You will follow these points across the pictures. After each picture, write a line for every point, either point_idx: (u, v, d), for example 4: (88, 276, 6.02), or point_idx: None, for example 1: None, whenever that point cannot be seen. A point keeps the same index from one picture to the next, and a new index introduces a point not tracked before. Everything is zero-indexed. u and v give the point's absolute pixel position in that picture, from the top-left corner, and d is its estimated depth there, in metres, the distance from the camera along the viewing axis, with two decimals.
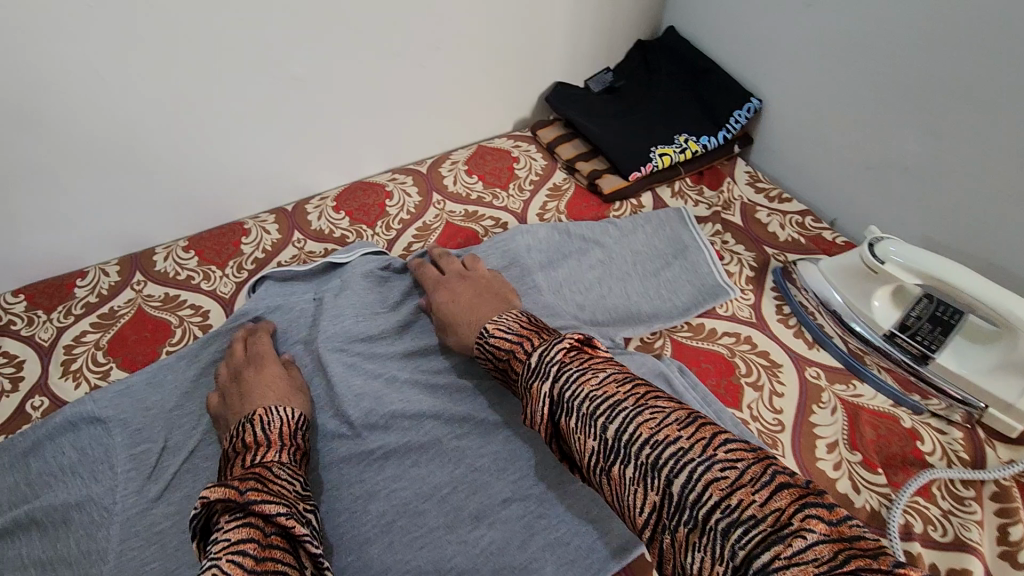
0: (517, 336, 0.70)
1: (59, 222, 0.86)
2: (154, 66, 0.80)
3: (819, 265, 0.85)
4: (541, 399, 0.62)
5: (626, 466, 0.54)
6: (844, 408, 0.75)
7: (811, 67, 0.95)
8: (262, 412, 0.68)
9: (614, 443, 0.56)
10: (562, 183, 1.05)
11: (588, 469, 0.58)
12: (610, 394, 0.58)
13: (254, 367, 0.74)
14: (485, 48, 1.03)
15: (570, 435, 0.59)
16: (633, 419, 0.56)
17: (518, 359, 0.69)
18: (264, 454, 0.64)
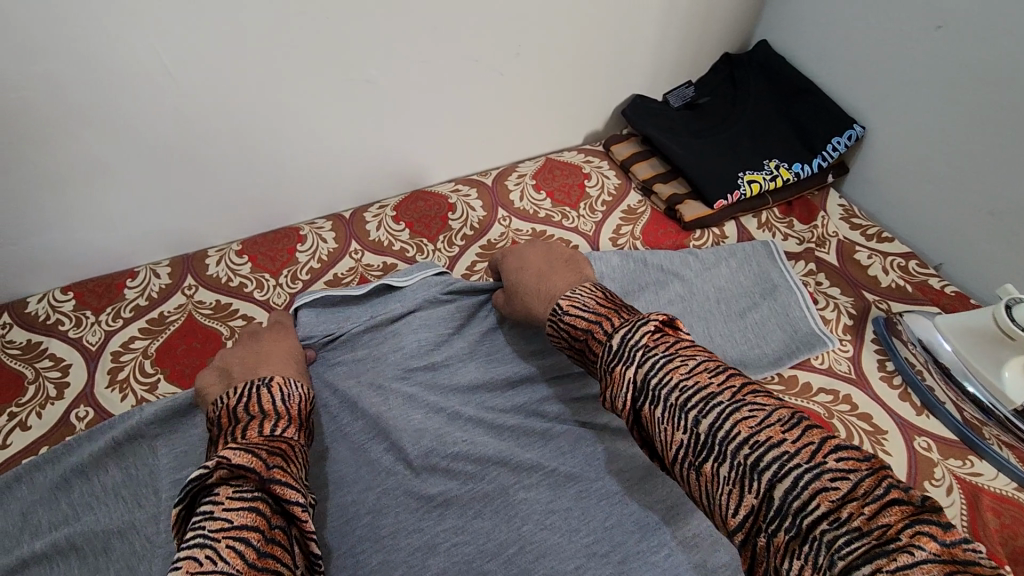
0: (594, 317, 0.65)
1: (116, 220, 0.83)
2: (226, 63, 0.75)
3: (936, 320, 0.77)
4: (622, 383, 0.56)
5: (719, 463, 0.49)
6: (961, 488, 0.66)
7: (928, 96, 0.86)
8: (280, 382, 0.66)
9: (706, 437, 0.50)
10: (637, 205, 0.98)
11: (672, 462, 0.53)
12: (705, 386, 0.53)
13: (273, 335, 0.75)
14: (565, 56, 0.96)
15: (654, 425, 0.54)
16: (729, 414, 0.50)
17: (596, 340, 0.63)
18: (283, 427, 0.61)
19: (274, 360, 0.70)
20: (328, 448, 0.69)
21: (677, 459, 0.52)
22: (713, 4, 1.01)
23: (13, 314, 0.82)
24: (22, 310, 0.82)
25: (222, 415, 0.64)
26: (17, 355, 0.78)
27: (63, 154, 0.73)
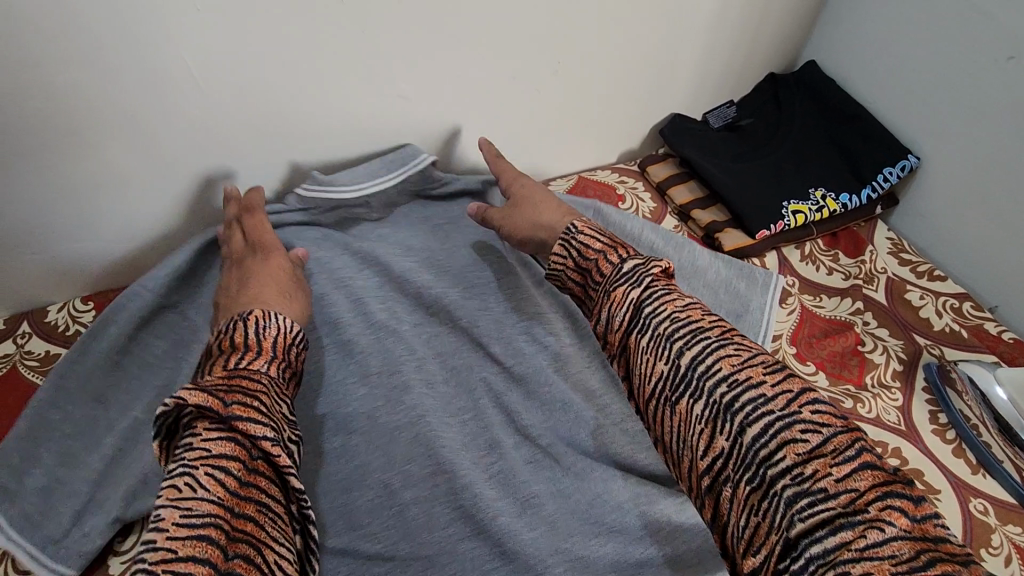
0: (608, 242, 0.60)
1: (139, 230, 0.81)
2: (259, 74, 0.72)
3: (995, 372, 0.72)
4: (622, 304, 0.53)
5: (696, 399, 0.46)
6: (1021, 559, 0.62)
7: (994, 131, 0.81)
8: (259, 315, 0.60)
9: (687, 370, 0.47)
10: (673, 231, 0.94)
11: (648, 395, 0.50)
12: (697, 321, 0.50)
13: (252, 258, 0.71)
14: (606, 73, 0.93)
15: (638, 353, 0.50)
16: (714, 351, 0.47)
17: (607, 262, 0.58)
18: (251, 361, 0.55)
19: (264, 281, 0.68)
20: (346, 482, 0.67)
21: (654, 392, 0.49)
22: (762, 24, 0.97)
23: (34, 323, 0.80)
24: (42, 319, 0.81)
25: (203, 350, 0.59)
26: (34, 366, 0.76)
27: (89, 163, 0.72)
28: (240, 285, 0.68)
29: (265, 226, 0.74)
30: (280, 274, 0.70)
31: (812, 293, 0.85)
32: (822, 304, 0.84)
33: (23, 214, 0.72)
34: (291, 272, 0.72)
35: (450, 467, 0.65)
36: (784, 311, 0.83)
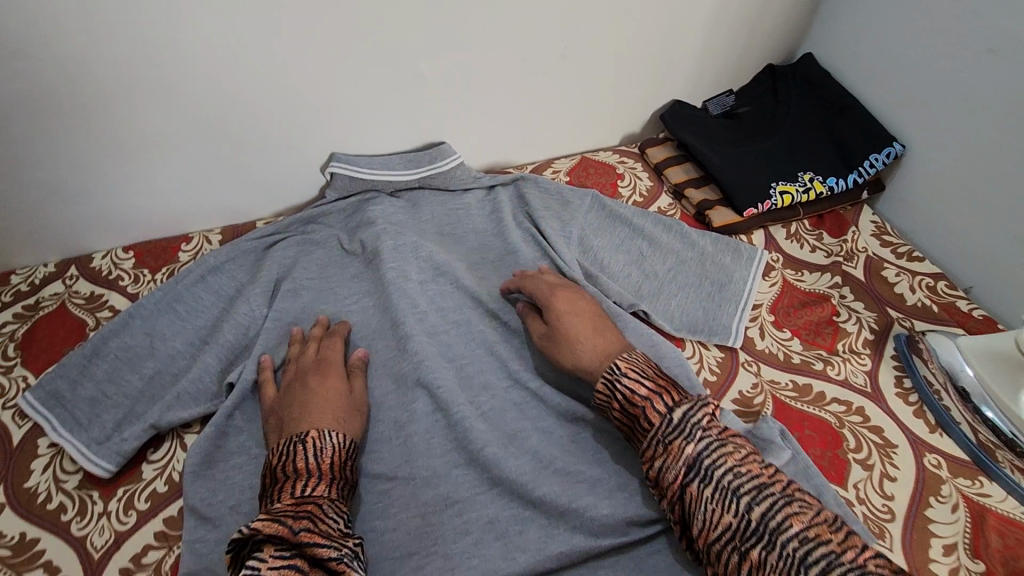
0: (653, 386, 0.61)
1: (177, 187, 0.89)
2: (284, 61, 0.81)
3: (956, 340, 0.78)
4: (677, 455, 0.56)
5: (767, 550, 0.50)
6: (967, 506, 0.67)
7: (972, 119, 0.86)
8: (315, 436, 0.63)
9: (754, 523, 0.51)
10: (667, 207, 0.99)
11: (710, 542, 0.53)
12: (758, 476, 0.54)
13: (312, 377, 0.70)
14: (611, 60, 1.00)
15: (700, 503, 0.54)
16: (779, 506, 0.51)
17: (655, 411, 0.59)
18: (313, 486, 0.59)
19: (325, 405, 0.67)
20: None
21: (718, 539, 0.52)
22: (760, 17, 1.02)
23: (80, 267, 0.89)
24: (87, 264, 0.89)
25: (264, 475, 0.62)
26: (80, 304, 0.85)
27: (138, 124, 0.80)
28: (299, 401, 0.67)
29: (335, 350, 0.75)
30: (342, 398, 0.69)
31: (794, 268, 0.90)
32: (803, 277, 0.89)
33: (79, 167, 0.82)
34: (355, 397, 0.71)
35: (445, 401, 0.72)
36: (766, 282, 0.89)
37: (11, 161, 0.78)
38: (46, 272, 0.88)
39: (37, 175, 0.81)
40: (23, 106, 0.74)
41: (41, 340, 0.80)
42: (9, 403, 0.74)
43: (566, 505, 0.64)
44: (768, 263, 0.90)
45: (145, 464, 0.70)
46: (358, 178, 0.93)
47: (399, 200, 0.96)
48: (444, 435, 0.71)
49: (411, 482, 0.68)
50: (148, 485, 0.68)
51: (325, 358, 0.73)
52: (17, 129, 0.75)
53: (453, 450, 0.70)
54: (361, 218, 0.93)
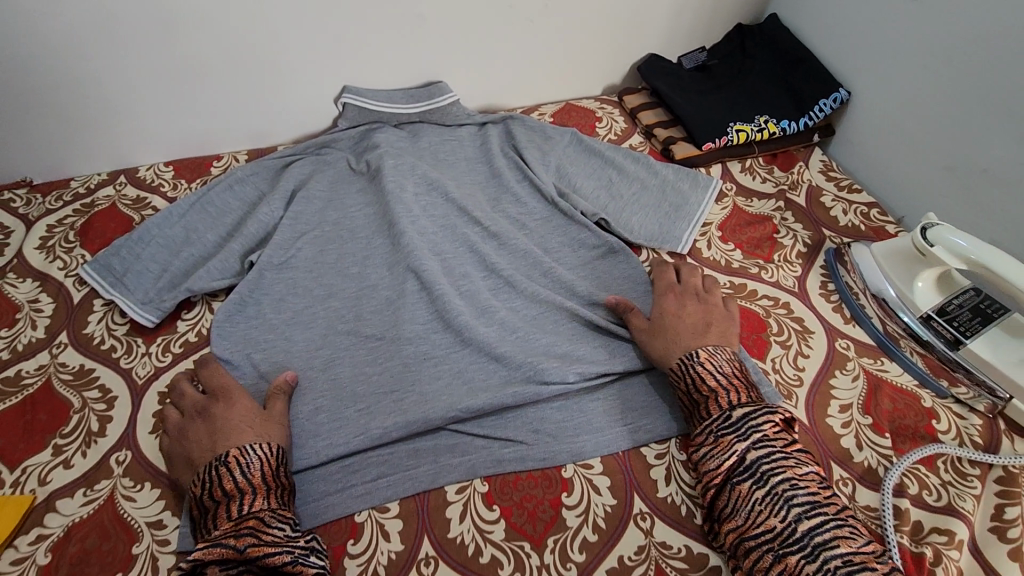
0: (723, 381, 0.69)
1: (211, 111, 1.04)
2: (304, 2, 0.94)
3: (871, 248, 0.88)
4: (729, 452, 0.63)
5: (807, 559, 0.55)
6: (865, 378, 0.79)
7: (906, 65, 0.97)
8: (237, 454, 0.63)
9: (797, 531, 0.57)
10: (638, 145, 1.12)
11: (746, 536, 0.59)
12: (815, 494, 0.59)
13: (213, 410, 0.69)
14: (593, 13, 1.12)
15: (748, 501, 0.60)
16: (829, 525, 0.57)
17: (717, 403, 0.67)
18: (252, 502, 0.61)
19: (237, 427, 0.67)
20: (350, 289, 0.88)
21: (755, 536, 0.59)
22: None
23: (128, 176, 1.04)
24: (134, 174, 1.05)
25: (195, 503, 0.63)
26: (128, 205, 0.99)
27: (179, 52, 0.94)
28: (209, 434, 0.66)
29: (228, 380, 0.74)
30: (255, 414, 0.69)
31: (745, 196, 1.03)
32: (751, 203, 1.02)
33: (130, 87, 0.96)
34: (271, 412, 0.71)
35: (429, 281, 0.85)
36: (718, 206, 1.01)
37: (75, 78, 0.93)
38: (100, 179, 1.04)
39: (96, 92, 0.95)
40: (87, 31, 0.88)
41: (96, 229, 0.95)
42: (71, 273, 0.89)
43: (523, 359, 0.77)
44: (722, 191, 1.03)
45: (180, 320, 0.85)
46: (366, 108, 1.07)
47: (402, 130, 1.09)
48: (427, 307, 0.85)
49: (397, 341, 0.81)
50: (183, 335, 0.83)
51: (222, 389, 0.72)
52: (82, 50, 0.90)
53: (434, 319, 0.83)
54: (367, 143, 1.07)
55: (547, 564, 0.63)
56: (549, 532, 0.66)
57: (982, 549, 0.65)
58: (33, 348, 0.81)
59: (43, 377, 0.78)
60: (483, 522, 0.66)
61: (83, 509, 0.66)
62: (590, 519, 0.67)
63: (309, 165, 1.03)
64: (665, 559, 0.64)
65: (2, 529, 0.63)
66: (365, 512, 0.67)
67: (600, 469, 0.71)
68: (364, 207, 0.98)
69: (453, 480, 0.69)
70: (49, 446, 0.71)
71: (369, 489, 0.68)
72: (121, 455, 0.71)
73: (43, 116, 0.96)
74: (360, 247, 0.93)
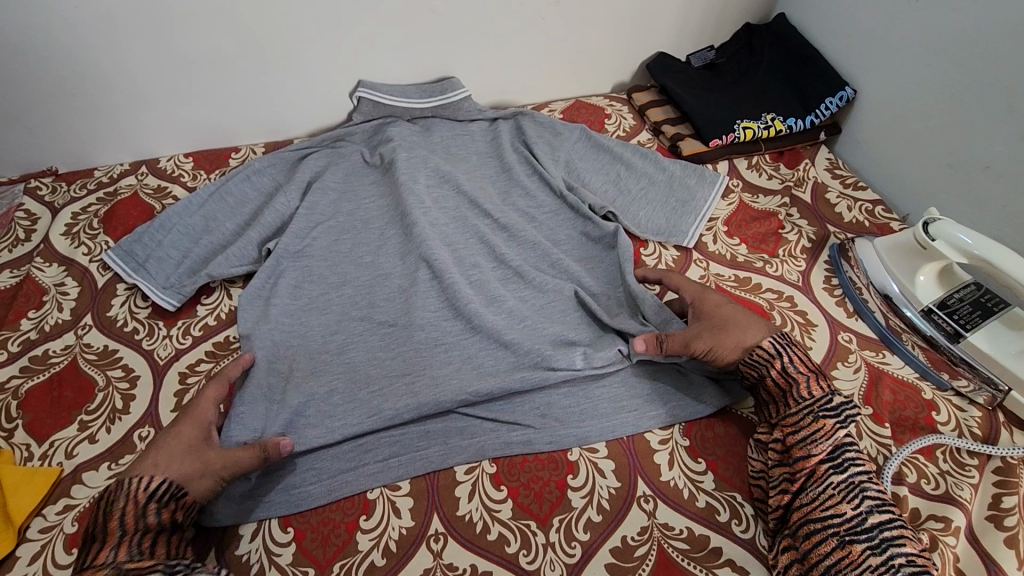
0: (820, 368, 0.70)
1: (229, 104, 1.07)
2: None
3: (875, 243, 0.89)
4: (830, 435, 0.65)
5: (873, 549, 0.57)
6: (867, 370, 0.80)
7: (911, 64, 0.98)
8: (110, 489, 0.60)
9: (867, 522, 0.59)
10: (646, 141, 1.14)
11: (811, 518, 0.61)
12: (884, 493, 0.62)
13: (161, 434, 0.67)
14: (602, 11, 1.14)
15: (823, 483, 0.63)
16: (897, 524, 0.60)
17: (818, 384, 0.69)
18: (98, 552, 0.56)
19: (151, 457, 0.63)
20: (364, 277, 0.90)
21: (822, 519, 0.61)
22: None
23: (149, 167, 1.08)
24: (155, 164, 1.08)
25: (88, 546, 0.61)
26: (149, 194, 1.02)
27: (200, 45, 0.97)
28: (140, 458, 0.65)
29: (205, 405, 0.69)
30: (186, 448, 0.64)
31: (751, 192, 1.05)
32: (757, 200, 1.04)
33: (151, 79, 0.99)
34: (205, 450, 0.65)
35: (440, 270, 0.88)
36: (725, 202, 1.03)
37: (100, 70, 0.96)
38: (122, 169, 1.07)
39: (120, 84, 0.98)
40: (109, 24, 0.91)
41: (118, 216, 0.98)
42: (95, 258, 0.93)
43: (531, 346, 0.79)
44: (728, 187, 1.05)
45: (200, 305, 0.87)
46: (380, 103, 1.10)
47: (415, 124, 1.12)
48: (438, 295, 0.87)
49: (408, 327, 0.84)
50: (202, 319, 0.86)
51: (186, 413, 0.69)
52: (106, 42, 0.93)
53: (444, 307, 0.86)
54: (381, 136, 1.09)
55: (552, 543, 0.65)
56: (555, 512, 0.68)
57: (978, 537, 0.66)
58: (60, 329, 0.84)
59: (69, 357, 0.81)
60: (491, 502, 0.68)
61: (108, 483, 0.69)
62: (595, 500, 0.69)
63: (326, 157, 1.05)
64: (667, 540, 0.66)
65: (31, 498, 0.66)
66: (377, 490, 0.69)
67: (605, 454, 0.73)
68: (378, 199, 1.00)
69: (461, 462, 0.72)
70: (76, 422, 0.74)
71: (381, 469, 0.71)
72: (144, 432, 0.73)
73: (69, 108, 0.99)
74: (374, 236, 0.95)
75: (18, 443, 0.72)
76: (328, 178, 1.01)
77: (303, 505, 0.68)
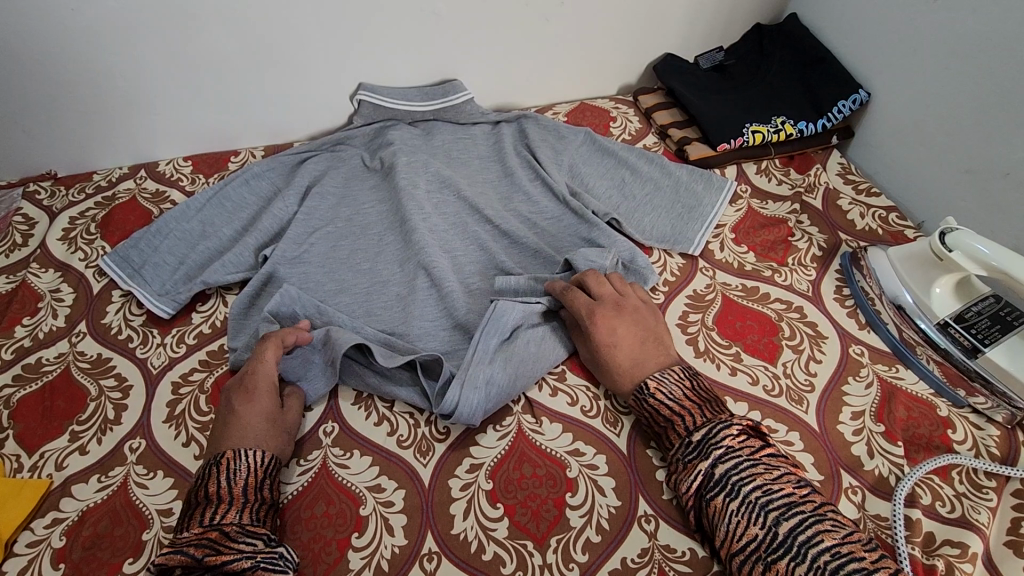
0: (677, 408, 0.67)
1: (228, 106, 1.06)
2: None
3: (888, 252, 0.86)
4: (696, 473, 0.62)
5: (795, 561, 0.54)
6: (880, 386, 0.77)
7: (929, 67, 0.95)
8: (230, 457, 0.63)
9: (779, 535, 0.56)
10: (652, 145, 1.11)
11: (734, 551, 0.58)
12: (790, 495, 0.58)
13: (241, 396, 0.68)
14: (609, 11, 1.11)
15: (724, 515, 0.59)
16: (812, 523, 0.56)
17: (676, 432, 0.66)
18: (224, 513, 0.60)
19: (246, 430, 0.66)
20: (364, 283, 0.88)
21: (742, 550, 0.58)
22: None
23: (148, 170, 1.07)
24: (154, 168, 1.07)
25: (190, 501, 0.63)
26: (147, 198, 1.01)
27: (198, 47, 0.96)
28: (223, 423, 0.67)
29: (270, 367, 0.71)
30: (271, 415, 0.69)
31: (760, 198, 1.02)
32: (766, 206, 1.01)
33: (150, 82, 0.98)
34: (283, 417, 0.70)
35: (439, 277, 0.86)
36: (732, 208, 1.00)
37: (99, 73, 0.95)
38: (121, 172, 1.06)
39: (117, 86, 0.97)
40: (106, 28, 0.90)
41: (116, 221, 0.97)
42: (91, 264, 0.92)
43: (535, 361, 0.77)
44: (736, 193, 1.02)
45: (195, 312, 0.86)
46: (381, 106, 1.08)
47: (416, 127, 1.10)
48: (437, 303, 0.85)
49: (406, 337, 0.82)
50: (197, 327, 0.85)
51: (252, 375, 0.70)
52: (108, 47, 0.92)
53: (443, 316, 0.84)
54: (381, 139, 1.07)
55: (549, 564, 0.63)
56: (553, 531, 0.66)
57: (997, 564, 0.63)
58: (54, 337, 0.83)
59: (62, 365, 0.80)
60: (487, 520, 0.66)
61: (97, 495, 0.68)
62: (594, 519, 0.66)
63: (325, 160, 1.04)
64: (669, 563, 0.64)
65: (19, 512, 0.65)
66: (371, 505, 0.68)
67: (606, 472, 0.70)
68: (379, 203, 0.99)
69: (457, 477, 0.70)
70: (67, 432, 0.73)
71: (375, 485, 0.69)
72: (134, 443, 0.72)
73: (69, 110, 0.98)
74: (374, 241, 0.94)
75: (8, 454, 0.71)
76: (328, 181, 0.99)
77: (294, 522, 0.66)
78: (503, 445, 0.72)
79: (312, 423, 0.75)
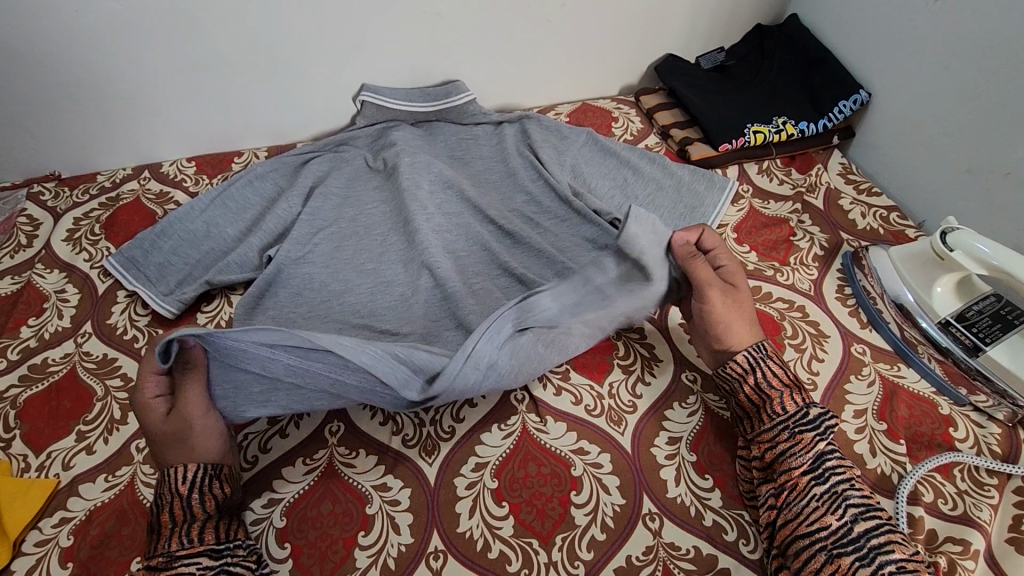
0: (791, 380, 0.69)
1: (231, 108, 1.06)
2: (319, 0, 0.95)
3: (890, 251, 0.87)
4: (799, 450, 0.64)
5: (861, 560, 0.56)
6: (882, 384, 0.78)
7: (928, 68, 0.95)
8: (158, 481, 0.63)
9: (853, 531, 0.58)
10: (654, 145, 1.12)
11: (799, 534, 0.60)
12: (869, 497, 0.61)
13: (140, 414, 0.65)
14: (609, 12, 1.12)
15: (806, 496, 0.61)
16: (886, 531, 0.58)
17: (793, 399, 0.67)
18: (157, 544, 0.60)
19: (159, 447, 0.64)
20: (367, 283, 0.89)
21: (808, 534, 0.59)
22: None
23: (152, 171, 1.07)
24: (158, 169, 1.07)
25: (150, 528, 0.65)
26: (151, 199, 1.02)
27: (199, 48, 0.96)
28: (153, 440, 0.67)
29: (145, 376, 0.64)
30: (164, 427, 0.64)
31: (761, 198, 1.03)
32: (768, 206, 1.02)
33: (152, 83, 0.98)
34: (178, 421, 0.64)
35: (442, 277, 0.86)
36: (734, 208, 1.01)
37: (101, 74, 0.95)
38: (125, 174, 1.07)
39: (120, 88, 0.98)
40: (108, 32, 0.90)
41: (120, 222, 0.98)
42: (96, 265, 0.92)
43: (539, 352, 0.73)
44: (737, 193, 1.02)
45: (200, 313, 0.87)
46: (383, 107, 1.09)
47: (418, 128, 1.10)
48: (441, 303, 0.85)
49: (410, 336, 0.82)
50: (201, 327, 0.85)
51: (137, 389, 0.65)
52: (110, 49, 0.93)
53: (447, 316, 0.84)
54: (384, 140, 1.08)
55: (555, 562, 0.64)
56: (557, 530, 0.66)
57: (998, 561, 0.64)
58: (59, 338, 0.83)
59: (69, 365, 0.80)
60: (493, 518, 0.67)
61: (104, 495, 0.68)
62: (598, 518, 0.67)
63: (328, 161, 1.04)
64: (673, 561, 0.64)
65: (26, 512, 0.65)
66: (376, 505, 0.68)
67: (610, 471, 0.71)
68: (382, 203, 0.99)
69: (462, 476, 0.70)
70: (73, 432, 0.73)
71: (381, 484, 0.70)
72: (140, 443, 0.72)
73: (71, 111, 0.99)
74: (378, 241, 0.94)
75: (15, 454, 0.71)
76: (331, 182, 1.00)
77: (300, 521, 0.67)
78: (508, 444, 0.73)
79: (316, 422, 0.75)
